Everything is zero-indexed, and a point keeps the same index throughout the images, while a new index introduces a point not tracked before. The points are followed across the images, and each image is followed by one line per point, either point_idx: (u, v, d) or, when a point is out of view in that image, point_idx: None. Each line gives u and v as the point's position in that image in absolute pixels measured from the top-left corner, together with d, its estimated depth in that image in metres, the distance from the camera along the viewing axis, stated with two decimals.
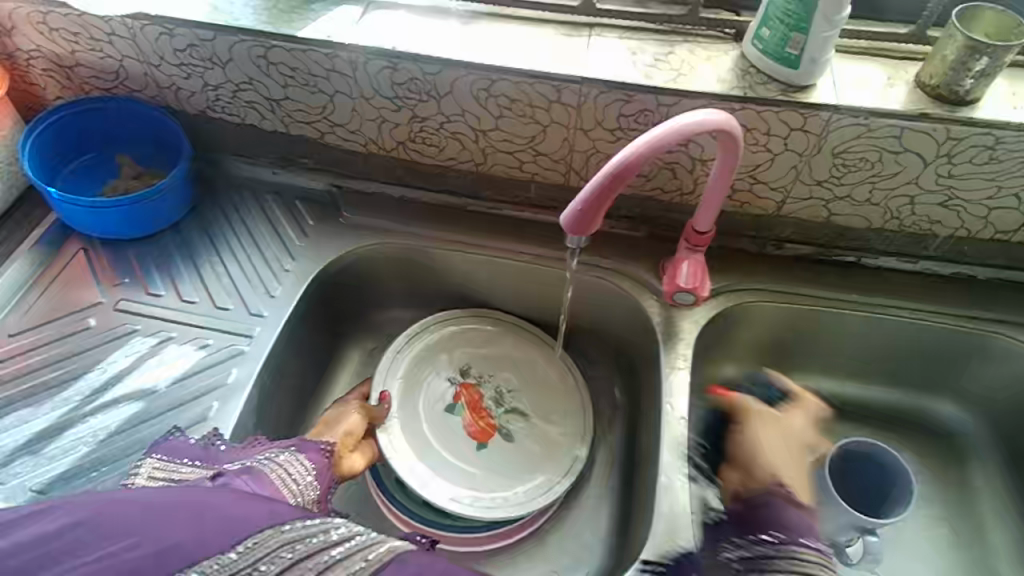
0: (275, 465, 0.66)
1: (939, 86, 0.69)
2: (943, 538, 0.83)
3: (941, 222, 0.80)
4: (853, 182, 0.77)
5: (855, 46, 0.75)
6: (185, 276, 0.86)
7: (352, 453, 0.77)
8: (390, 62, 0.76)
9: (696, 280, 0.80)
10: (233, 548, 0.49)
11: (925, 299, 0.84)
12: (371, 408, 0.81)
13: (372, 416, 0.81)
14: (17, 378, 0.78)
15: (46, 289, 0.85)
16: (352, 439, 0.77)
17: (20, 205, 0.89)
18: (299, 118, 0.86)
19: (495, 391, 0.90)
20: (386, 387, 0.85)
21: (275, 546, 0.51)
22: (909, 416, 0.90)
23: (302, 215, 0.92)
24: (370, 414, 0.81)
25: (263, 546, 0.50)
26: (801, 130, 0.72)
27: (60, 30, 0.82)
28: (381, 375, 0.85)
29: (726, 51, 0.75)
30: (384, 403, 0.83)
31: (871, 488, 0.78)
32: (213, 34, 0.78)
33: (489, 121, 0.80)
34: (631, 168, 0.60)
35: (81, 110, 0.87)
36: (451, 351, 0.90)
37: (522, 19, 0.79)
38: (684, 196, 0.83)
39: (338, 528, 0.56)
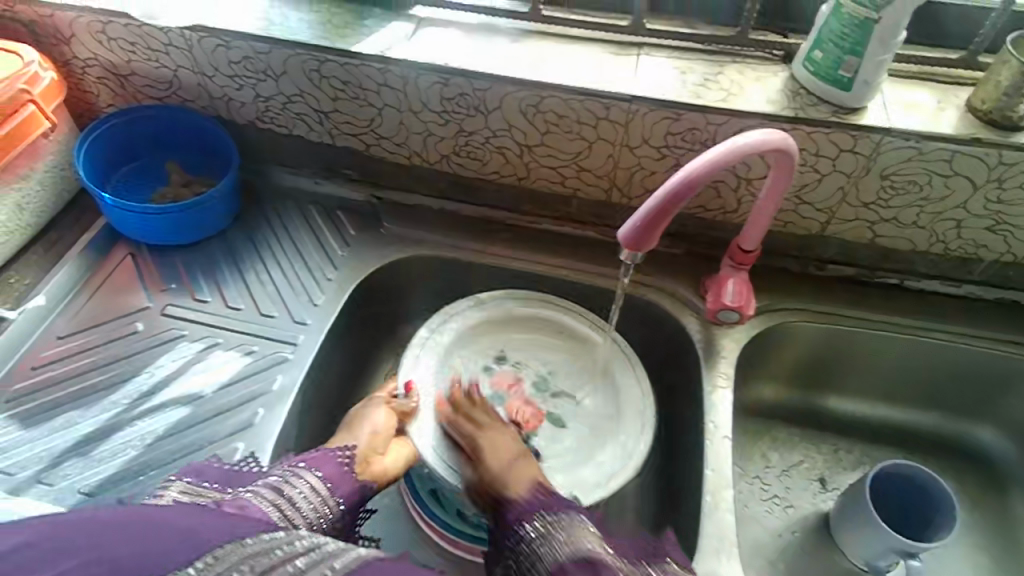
0: (285, 485, 0.66)
1: (991, 112, 0.69)
2: (985, 567, 0.82)
3: (987, 247, 0.80)
4: (900, 205, 0.77)
5: (905, 70, 0.75)
6: (230, 282, 0.88)
7: (384, 455, 0.75)
8: (442, 78, 0.77)
9: (742, 298, 0.80)
10: (187, 566, 0.43)
11: (968, 323, 0.84)
12: (398, 402, 0.76)
13: (402, 413, 0.76)
14: (66, 381, 0.79)
15: (96, 292, 0.86)
16: (377, 439, 0.75)
17: (71, 209, 0.90)
18: (346, 130, 0.87)
19: (536, 377, 0.82)
20: (411, 376, 0.78)
21: (233, 560, 0.45)
22: (946, 440, 0.89)
23: (344, 225, 0.93)
24: (398, 412, 0.76)
25: (223, 560, 0.45)
26: (850, 151, 0.72)
27: (118, 39, 0.84)
28: (405, 363, 0.79)
29: (775, 72, 0.76)
30: (409, 396, 0.76)
31: (914, 514, 0.77)
32: (269, 48, 0.79)
33: (535, 136, 0.81)
34: (688, 187, 0.61)
35: (133, 117, 0.89)
36: (488, 339, 0.84)
37: (571, 37, 0.80)
38: (726, 215, 0.83)
39: (301, 539, 0.50)
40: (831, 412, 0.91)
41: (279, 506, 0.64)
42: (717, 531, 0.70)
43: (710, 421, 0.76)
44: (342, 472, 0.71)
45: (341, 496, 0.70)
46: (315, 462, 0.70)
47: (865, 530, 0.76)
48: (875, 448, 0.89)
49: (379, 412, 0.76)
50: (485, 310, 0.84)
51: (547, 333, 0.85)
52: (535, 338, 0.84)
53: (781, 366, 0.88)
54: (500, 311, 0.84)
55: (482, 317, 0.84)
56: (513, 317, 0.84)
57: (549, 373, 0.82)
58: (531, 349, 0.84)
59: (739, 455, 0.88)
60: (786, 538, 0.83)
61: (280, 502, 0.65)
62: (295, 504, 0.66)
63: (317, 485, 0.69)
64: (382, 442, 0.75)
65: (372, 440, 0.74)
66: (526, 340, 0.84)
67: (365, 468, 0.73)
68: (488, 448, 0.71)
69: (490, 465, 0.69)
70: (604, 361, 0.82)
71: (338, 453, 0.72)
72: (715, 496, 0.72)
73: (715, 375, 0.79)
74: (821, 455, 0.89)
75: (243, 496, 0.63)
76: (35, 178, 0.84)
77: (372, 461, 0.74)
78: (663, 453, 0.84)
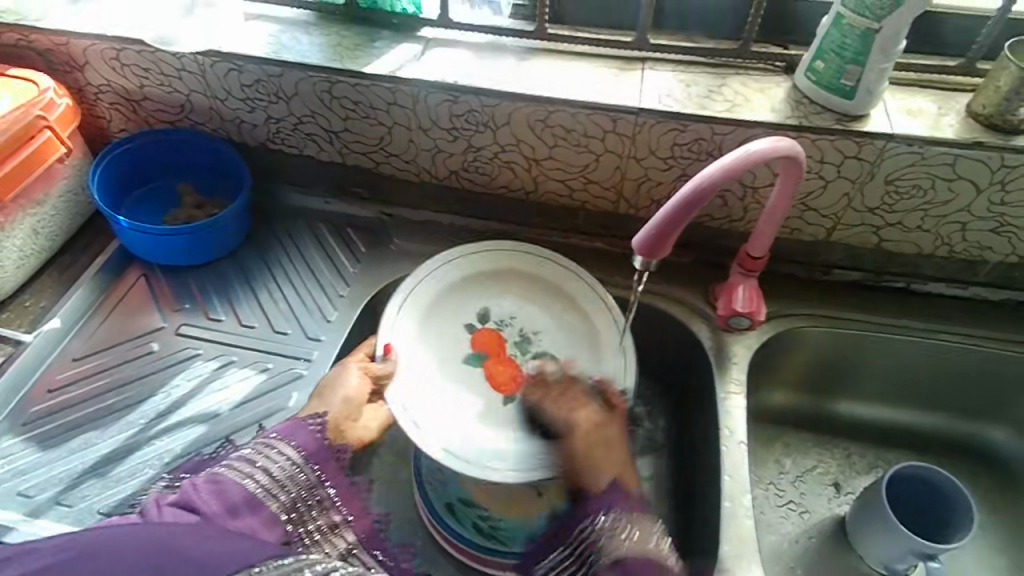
0: (258, 456, 0.61)
1: (992, 116, 0.71)
2: (1004, 569, 0.82)
3: (992, 249, 0.81)
4: (905, 209, 0.78)
5: (906, 77, 0.77)
6: (243, 301, 0.88)
7: (359, 419, 0.70)
8: (451, 96, 0.79)
9: (753, 304, 0.81)
10: None
11: (976, 325, 0.85)
12: (374, 366, 0.71)
13: (378, 378, 0.71)
14: (81, 403, 0.79)
15: (110, 315, 0.87)
16: (350, 406, 0.69)
17: (84, 233, 0.91)
18: (357, 149, 0.88)
19: (519, 335, 0.80)
20: (390, 339, 0.75)
21: None
22: (959, 442, 0.90)
23: (354, 242, 0.94)
24: (373, 376, 0.71)
25: None
26: (855, 157, 0.74)
27: (131, 66, 0.85)
28: (382, 330, 0.75)
29: (778, 83, 0.77)
30: (387, 357, 0.73)
31: (930, 514, 0.78)
32: (282, 70, 0.81)
33: (543, 150, 0.82)
34: (703, 195, 0.62)
35: (146, 141, 0.90)
36: (471, 294, 0.82)
37: (577, 53, 0.82)
38: (733, 223, 0.84)
39: (314, 564, 0.51)
40: (843, 416, 0.91)
41: (256, 479, 0.59)
42: (737, 536, 0.70)
43: (725, 429, 0.77)
44: (317, 443, 0.64)
45: (318, 464, 0.63)
46: (286, 431, 0.64)
47: (884, 533, 0.76)
48: (888, 451, 0.90)
49: (353, 376, 0.71)
50: (472, 264, 0.82)
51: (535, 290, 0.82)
52: (521, 295, 0.82)
53: (791, 371, 0.89)
54: (491, 263, 0.83)
55: (463, 272, 0.82)
56: (500, 270, 0.83)
57: (532, 331, 0.80)
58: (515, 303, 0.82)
59: (754, 462, 0.89)
60: (802, 543, 0.83)
61: (257, 475, 0.59)
62: (274, 477, 0.60)
63: (294, 457, 0.62)
64: (355, 405, 0.69)
65: (343, 407, 0.68)
66: (512, 294, 0.82)
67: (340, 435, 0.67)
68: (580, 432, 0.64)
69: (586, 456, 0.63)
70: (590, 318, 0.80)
71: (309, 420, 0.65)
72: (734, 503, 0.72)
73: (727, 381, 0.80)
74: (835, 460, 0.89)
75: (216, 473, 0.58)
76: (50, 204, 0.85)
77: (346, 428, 0.68)
78: (679, 461, 0.84)
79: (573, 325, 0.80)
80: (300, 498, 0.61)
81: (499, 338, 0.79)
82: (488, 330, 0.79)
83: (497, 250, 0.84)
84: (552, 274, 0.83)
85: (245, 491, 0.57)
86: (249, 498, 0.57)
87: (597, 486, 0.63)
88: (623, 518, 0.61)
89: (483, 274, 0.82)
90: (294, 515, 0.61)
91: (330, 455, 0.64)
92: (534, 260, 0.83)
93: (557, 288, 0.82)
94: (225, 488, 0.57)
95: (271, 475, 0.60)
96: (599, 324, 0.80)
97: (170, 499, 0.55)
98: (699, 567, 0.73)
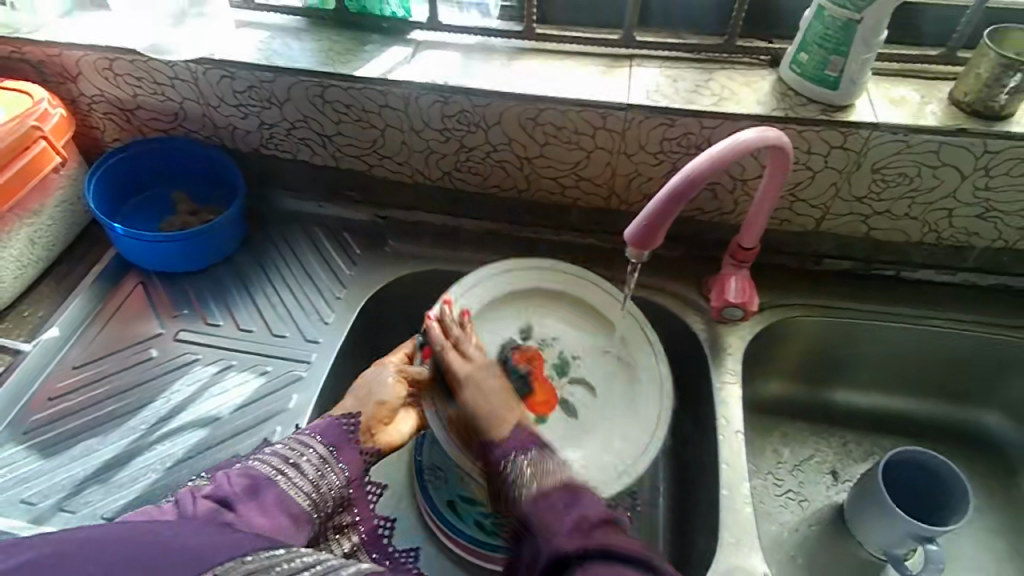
0: (289, 451, 0.63)
1: (974, 103, 0.72)
2: (1002, 551, 0.83)
3: (979, 234, 0.82)
4: (892, 197, 0.79)
5: (888, 68, 0.79)
6: (241, 306, 0.89)
7: (391, 422, 0.71)
8: (442, 97, 0.80)
9: (745, 295, 0.81)
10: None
11: (966, 310, 0.86)
12: (410, 369, 0.73)
13: (414, 381, 0.73)
14: (80, 411, 0.80)
15: (107, 323, 0.87)
16: (386, 409, 0.70)
17: (81, 243, 0.92)
18: (350, 153, 0.89)
19: (559, 358, 0.81)
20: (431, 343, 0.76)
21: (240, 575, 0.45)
22: (955, 428, 0.91)
23: (350, 245, 0.94)
24: (410, 379, 0.73)
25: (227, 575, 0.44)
26: (841, 147, 0.75)
27: (124, 75, 0.86)
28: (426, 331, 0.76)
29: (763, 76, 0.79)
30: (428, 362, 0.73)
31: (925, 497, 0.79)
32: (274, 76, 0.82)
33: (534, 148, 0.83)
34: (692, 185, 0.63)
35: (140, 150, 0.91)
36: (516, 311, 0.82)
37: (565, 51, 0.83)
38: (724, 216, 0.85)
39: (302, 557, 0.48)
40: (839, 405, 0.92)
41: (284, 474, 0.61)
42: (737, 525, 0.71)
43: (722, 418, 0.78)
44: (348, 442, 0.67)
45: (346, 462, 0.66)
46: (320, 430, 0.67)
47: (881, 518, 0.77)
48: (883, 438, 0.90)
49: (388, 376, 0.72)
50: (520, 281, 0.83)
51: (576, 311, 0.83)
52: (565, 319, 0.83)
53: (785, 361, 0.90)
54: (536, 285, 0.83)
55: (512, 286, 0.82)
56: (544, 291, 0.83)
57: (571, 356, 0.81)
58: (554, 323, 0.82)
59: (751, 452, 0.89)
60: (802, 532, 0.83)
61: (285, 470, 0.61)
62: (307, 475, 0.63)
63: (324, 455, 0.65)
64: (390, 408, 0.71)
65: (376, 408, 0.70)
66: (556, 314, 0.83)
67: (371, 438, 0.69)
68: (470, 376, 0.68)
69: (478, 396, 0.66)
70: (627, 344, 0.80)
71: (343, 421, 0.68)
72: (732, 491, 0.73)
73: (723, 372, 0.81)
74: (832, 449, 0.90)
75: (250, 466, 0.61)
76: (46, 214, 0.86)
77: (378, 431, 0.69)
78: (676, 452, 0.85)
79: (610, 349, 0.81)
80: (327, 496, 0.64)
81: (539, 356, 0.80)
82: (528, 348, 0.80)
83: (542, 269, 0.84)
84: (595, 297, 0.83)
85: (276, 488, 0.60)
86: (277, 494, 0.59)
87: (499, 434, 0.62)
88: (535, 453, 0.58)
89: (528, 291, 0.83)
90: (321, 514, 0.63)
91: (358, 454, 0.67)
92: (578, 280, 0.83)
93: (599, 311, 0.82)
94: (259, 481, 0.60)
95: (300, 470, 0.62)
96: (637, 353, 0.79)
97: (205, 491, 0.57)
98: (700, 555, 0.73)
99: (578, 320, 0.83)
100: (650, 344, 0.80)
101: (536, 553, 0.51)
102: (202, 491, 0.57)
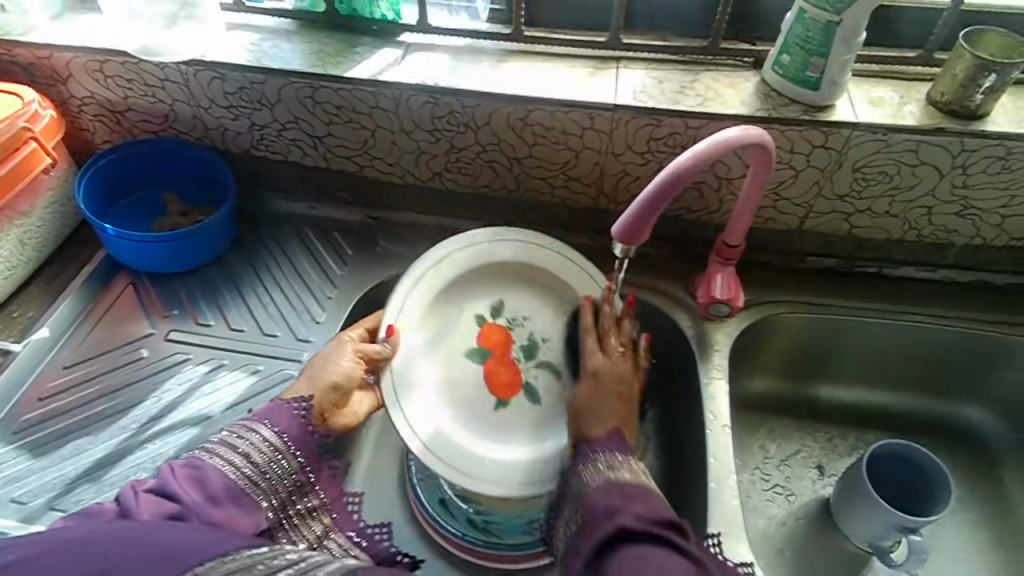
0: (240, 441, 0.64)
1: (951, 103, 0.74)
2: (984, 541, 0.85)
3: (957, 231, 0.84)
4: (873, 196, 0.81)
5: (867, 70, 0.81)
6: (233, 305, 0.89)
7: (346, 405, 0.73)
8: (431, 98, 0.81)
9: (731, 291, 0.83)
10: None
11: (946, 306, 0.88)
12: (370, 348, 0.73)
13: (373, 360, 0.73)
14: (71, 411, 0.80)
15: (97, 324, 0.87)
16: (339, 392, 0.72)
17: (71, 244, 0.92)
18: (341, 154, 0.90)
19: (527, 339, 0.78)
20: (394, 322, 0.75)
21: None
22: (938, 422, 0.92)
23: (341, 246, 0.95)
24: (367, 359, 0.73)
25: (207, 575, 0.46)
26: (823, 147, 0.77)
27: (115, 77, 0.86)
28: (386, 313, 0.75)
29: (747, 77, 0.80)
30: (388, 343, 0.73)
31: (907, 487, 0.80)
32: (265, 77, 0.82)
33: (523, 149, 0.84)
34: (679, 181, 0.64)
35: (130, 151, 0.91)
36: (494, 285, 0.80)
37: (553, 54, 0.85)
38: (710, 215, 0.87)
39: (285, 554, 0.52)
40: (824, 400, 0.94)
41: (235, 466, 0.62)
42: (723, 517, 0.72)
43: (709, 412, 0.79)
44: (299, 427, 0.68)
45: (300, 449, 0.67)
46: (272, 416, 0.67)
47: (865, 510, 0.78)
48: (867, 433, 0.92)
49: (347, 358, 0.73)
50: (476, 259, 0.80)
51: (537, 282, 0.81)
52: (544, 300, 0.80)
53: (771, 358, 0.91)
54: (492, 260, 0.80)
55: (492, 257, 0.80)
56: (523, 266, 0.80)
57: (540, 338, 0.78)
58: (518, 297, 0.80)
59: (738, 448, 0.91)
60: (789, 525, 0.85)
61: (236, 461, 0.63)
62: (257, 464, 0.64)
63: (276, 443, 0.66)
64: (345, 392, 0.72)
65: (330, 391, 0.71)
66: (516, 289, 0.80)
67: (325, 421, 0.70)
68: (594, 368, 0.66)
69: (592, 390, 0.64)
70: None
71: (293, 406, 0.68)
72: (720, 484, 0.74)
73: (710, 367, 0.82)
74: (817, 444, 0.91)
75: (200, 458, 0.61)
76: (36, 215, 0.86)
77: (332, 414, 0.71)
78: (665, 448, 0.86)
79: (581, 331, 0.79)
80: (281, 484, 0.65)
81: (506, 336, 0.78)
82: (497, 326, 0.78)
83: (515, 241, 0.81)
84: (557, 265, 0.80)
85: (223, 476, 0.61)
86: (227, 484, 0.61)
87: (598, 433, 0.61)
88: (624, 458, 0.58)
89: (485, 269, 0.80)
90: (274, 502, 0.65)
91: (310, 437, 0.68)
92: (554, 256, 0.80)
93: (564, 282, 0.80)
94: (205, 474, 0.60)
95: (253, 461, 0.63)
96: None
97: (148, 485, 0.57)
98: None
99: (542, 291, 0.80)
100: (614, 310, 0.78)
101: (590, 528, 0.52)
102: (145, 485, 0.57)
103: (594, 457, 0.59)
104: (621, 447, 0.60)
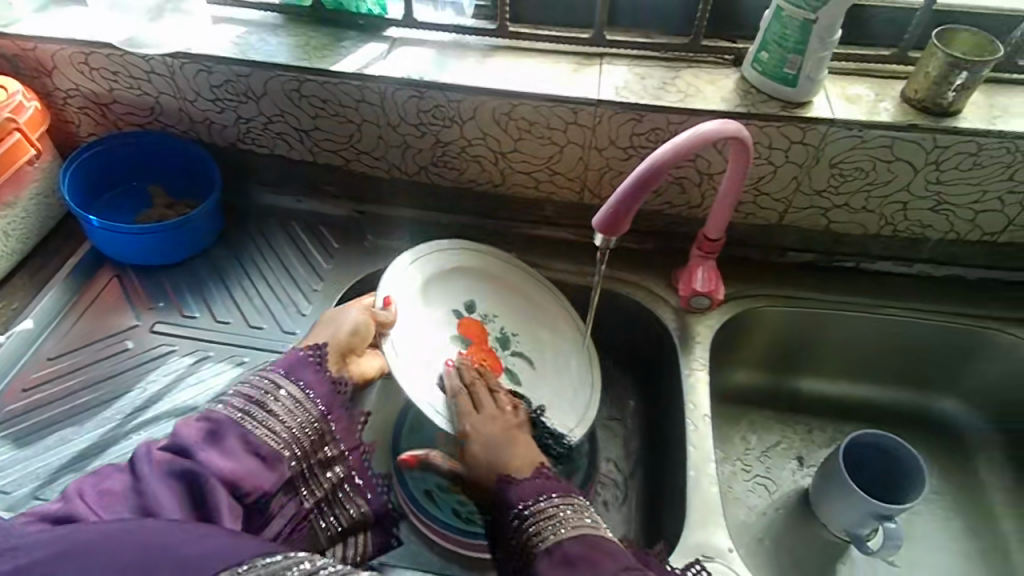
0: (259, 394, 0.63)
1: (925, 99, 0.76)
2: (958, 529, 0.87)
3: (932, 226, 0.86)
4: (850, 191, 0.83)
5: (845, 67, 0.83)
6: (218, 299, 0.89)
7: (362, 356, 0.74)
8: (417, 91, 0.82)
9: (711, 284, 0.85)
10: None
11: (921, 300, 0.90)
12: (378, 313, 0.74)
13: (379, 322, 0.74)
14: (54, 402, 0.80)
15: (82, 316, 0.87)
16: (358, 339, 0.72)
17: (56, 236, 0.92)
18: (327, 147, 0.90)
19: (501, 333, 0.85)
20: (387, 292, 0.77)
21: None
22: (914, 414, 0.94)
23: (327, 240, 0.95)
24: (377, 320, 0.74)
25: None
26: (801, 142, 0.78)
27: (100, 70, 0.86)
28: (386, 279, 0.78)
29: (728, 74, 0.82)
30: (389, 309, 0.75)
31: (884, 475, 0.82)
32: (251, 70, 0.83)
33: (508, 143, 0.85)
34: (658, 173, 0.66)
35: (115, 144, 0.91)
36: (467, 287, 0.86)
37: (537, 49, 0.86)
38: (691, 210, 0.88)
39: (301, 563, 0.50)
40: (804, 393, 0.96)
41: (251, 415, 0.61)
42: (703, 505, 0.73)
43: (689, 403, 0.80)
44: (318, 373, 0.68)
45: (320, 397, 0.67)
46: (286, 365, 0.67)
47: (842, 500, 0.79)
48: (846, 424, 0.94)
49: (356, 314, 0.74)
50: (451, 260, 0.86)
51: (505, 289, 0.88)
52: (509, 307, 0.87)
53: (751, 350, 0.93)
54: (462, 267, 0.86)
55: (460, 264, 0.86)
56: (485, 274, 0.87)
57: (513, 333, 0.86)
58: (490, 297, 0.87)
59: (719, 440, 0.92)
60: (769, 515, 0.86)
61: (253, 411, 0.62)
62: (277, 415, 0.63)
63: (294, 391, 0.65)
64: (365, 341, 0.73)
65: (350, 338, 0.72)
66: (485, 290, 0.87)
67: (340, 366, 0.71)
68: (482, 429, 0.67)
69: (501, 441, 0.65)
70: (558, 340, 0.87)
71: (310, 353, 0.69)
72: (699, 472, 0.75)
73: (692, 359, 0.83)
74: (797, 435, 0.93)
75: (212, 409, 0.61)
76: (21, 206, 0.86)
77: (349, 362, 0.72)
78: (647, 440, 0.87)
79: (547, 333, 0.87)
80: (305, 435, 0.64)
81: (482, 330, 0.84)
82: (471, 320, 0.84)
83: (474, 255, 0.87)
84: (524, 283, 0.88)
85: (240, 427, 0.60)
86: (242, 434, 0.60)
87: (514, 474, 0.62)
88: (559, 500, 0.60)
89: (461, 272, 0.86)
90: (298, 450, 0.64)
91: (330, 383, 0.68)
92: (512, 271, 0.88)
93: (527, 290, 0.88)
94: (219, 427, 0.59)
95: (271, 413, 0.63)
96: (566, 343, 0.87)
97: (161, 443, 0.57)
98: (668, 536, 0.76)
99: (509, 297, 0.88)
100: (571, 322, 0.88)
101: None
102: (158, 444, 0.57)
103: (534, 510, 0.59)
104: (550, 485, 0.61)
